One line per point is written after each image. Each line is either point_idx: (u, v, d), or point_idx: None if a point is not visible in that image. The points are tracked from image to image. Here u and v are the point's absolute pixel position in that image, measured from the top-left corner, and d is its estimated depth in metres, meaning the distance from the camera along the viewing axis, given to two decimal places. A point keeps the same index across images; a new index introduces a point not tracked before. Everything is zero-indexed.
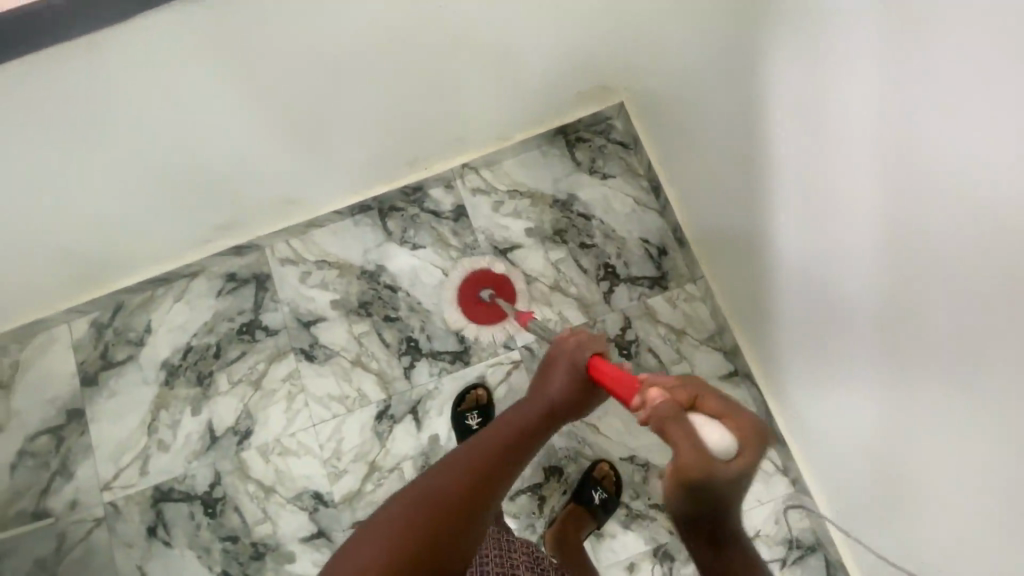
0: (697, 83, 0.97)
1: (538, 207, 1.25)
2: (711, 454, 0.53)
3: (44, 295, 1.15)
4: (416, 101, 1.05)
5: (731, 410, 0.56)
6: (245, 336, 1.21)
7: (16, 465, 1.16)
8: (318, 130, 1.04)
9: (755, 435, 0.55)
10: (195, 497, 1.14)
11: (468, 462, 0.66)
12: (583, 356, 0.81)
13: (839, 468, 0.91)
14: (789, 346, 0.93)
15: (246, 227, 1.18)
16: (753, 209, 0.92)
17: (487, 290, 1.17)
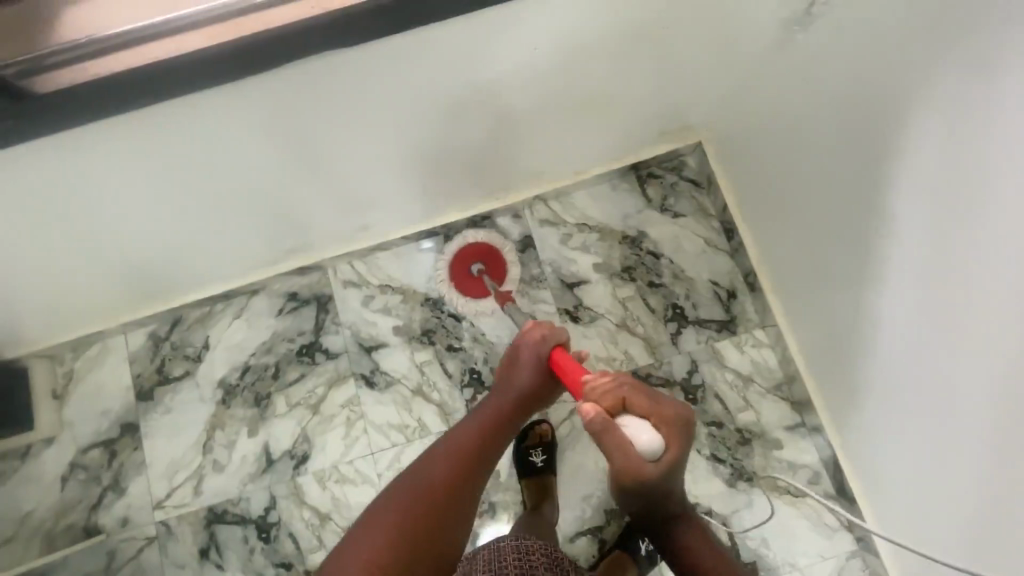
0: (795, 134, 0.96)
1: (606, 242, 1.23)
2: (645, 455, 0.67)
3: (107, 307, 1.13)
4: (502, 134, 1.04)
5: (656, 407, 0.70)
6: (305, 358, 1.19)
7: (67, 478, 1.14)
8: (402, 159, 1.02)
9: (673, 420, 0.70)
10: (250, 520, 1.12)
11: (438, 466, 0.77)
12: (546, 350, 0.83)
13: (920, 534, 0.91)
14: (876, 404, 0.93)
15: (314, 248, 1.16)
16: (851, 267, 0.91)
17: (478, 264, 1.20)
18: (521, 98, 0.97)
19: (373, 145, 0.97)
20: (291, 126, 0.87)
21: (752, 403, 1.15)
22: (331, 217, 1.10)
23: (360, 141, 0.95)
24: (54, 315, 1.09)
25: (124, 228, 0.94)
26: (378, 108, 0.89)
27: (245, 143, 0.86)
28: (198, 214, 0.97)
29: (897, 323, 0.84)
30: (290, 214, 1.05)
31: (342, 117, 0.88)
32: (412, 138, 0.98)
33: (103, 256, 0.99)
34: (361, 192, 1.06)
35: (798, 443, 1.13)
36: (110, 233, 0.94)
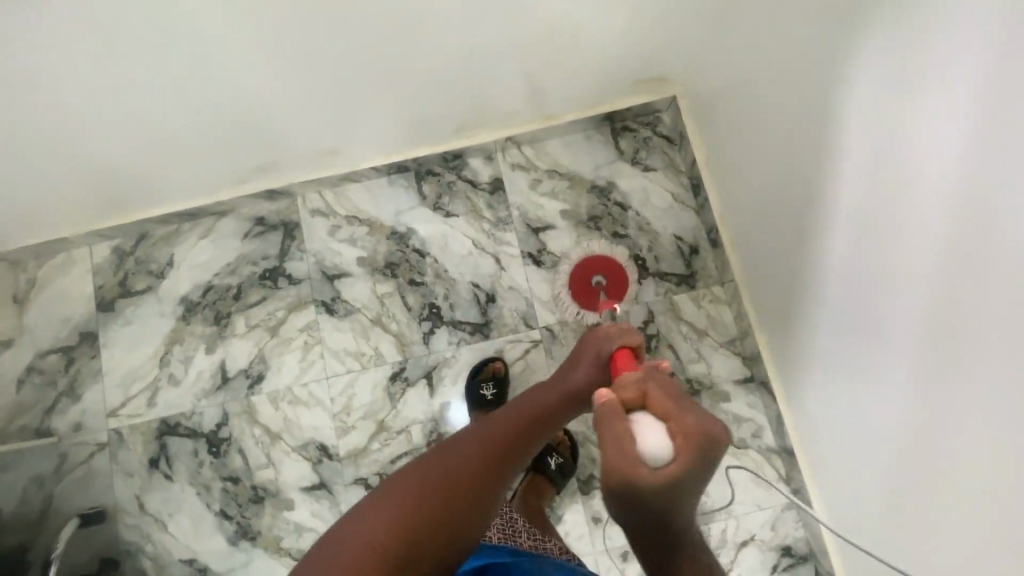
0: (759, 83, 0.96)
1: (576, 191, 1.24)
2: (643, 457, 0.53)
3: (72, 215, 1.14)
4: (473, 67, 1.04)
5: (680, 412, 0.56)
6: (267, 282, 1.19)
7: (23, 380, 1.15)
8: (371, 83, 1.02)
9: (696, 434, 0.54)
10: (200, 434, 1.13)
11: (468, 462, 0.62)
12: (609, 347, 0.75)
13: (848, 477, 0.92)
14: (821, 360, 0.94)
15: (283, 172, 1.17)
16: (799, 212, 0.92)
17: (598, 276, 1.18)
18: (494, 27, 0.97)
19: (342, 63, 0.97)
20: (258, 29, 0.86)
21: (704, 356, 1.17)
22: (300, 140, 1.11)
23: (327, 58, 0.95)
24: (17, 217, 1.09)
25: (86, 127, 0.95)
26: (347, 21, 0.89)
27: (210, 44, 0.86)
28: (164, 120, 0.98)
29: (840, 279, 0.84)
30: (256, 130, 1.06)
31: (307, 29, 0.89)
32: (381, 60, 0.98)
33: (67, 154, 0.99)
34: (331, 116, 1.07)
35: (746, 397, 1.15)
36: (76, 129, 0.95)
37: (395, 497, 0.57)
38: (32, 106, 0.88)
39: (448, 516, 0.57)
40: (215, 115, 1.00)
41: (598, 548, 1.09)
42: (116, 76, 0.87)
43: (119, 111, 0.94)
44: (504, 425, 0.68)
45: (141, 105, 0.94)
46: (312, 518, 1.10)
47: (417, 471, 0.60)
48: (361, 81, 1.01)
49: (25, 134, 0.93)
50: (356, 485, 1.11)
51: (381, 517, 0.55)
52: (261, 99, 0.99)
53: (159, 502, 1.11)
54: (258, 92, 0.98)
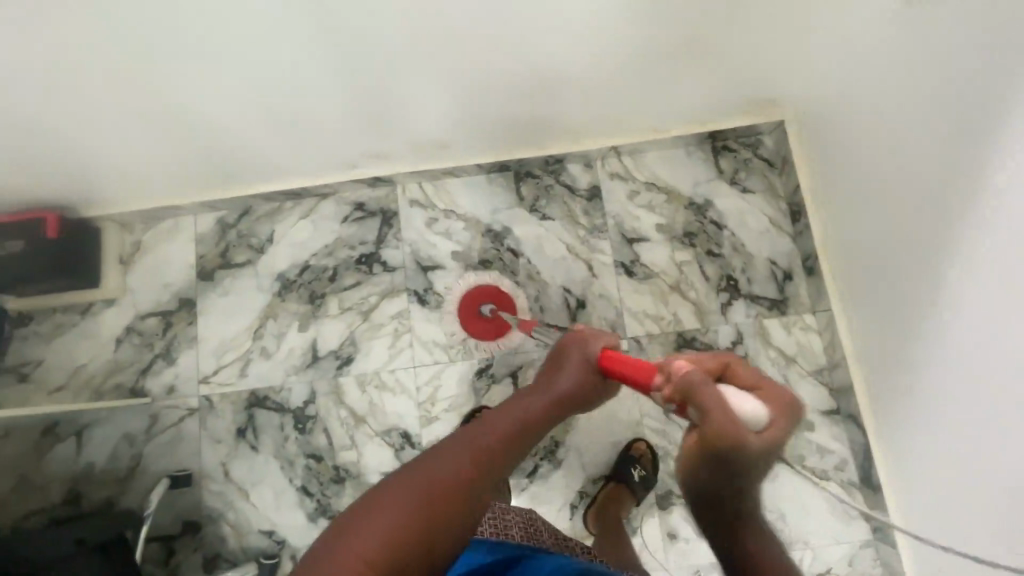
0: (875, 117, 0.94)
1: (672, 206, 1.24)
2: (745, 424, 0.59)
3: (185, 184, 1.17)
4: (594, 79, 1.05)
5: (765, 380, 0.63)
6: (363, 266, 1.21)
7: (121, 339, 1.19)
8: (495, 86, 1.03)
9: (783, 399, 0.62)
10: (288, 410, 1.15)
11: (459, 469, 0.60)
12: (593, 349, 0.75)
13: (941, 527, 0.91)
14: (925, 408, 0.92)
15: (390, 161, 1.19)
16: (911, 260, 0.90)
17: (486, 305, 1.16)
18: (630, 42, 0.96)
19: (475, 65, 0.98)
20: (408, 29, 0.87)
21: (791, 383, 1.16)
22: (414, 132, 1.12)
23: (464, 60, 0.96)
24: (136, 182, 1.13)
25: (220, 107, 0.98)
26: (493, 27, 0.90)
27: (360, 37, 0.88)
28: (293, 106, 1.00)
29: (956, 322, 0.81)
30: (376, 119, 1.07)
31: (446, 34, 0.90)
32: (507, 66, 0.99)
33: (196, 127, 1.01)
34: (448, 113, 1.08)
35: (830, 428, 1.14)
36: (211, 105, 0.97)
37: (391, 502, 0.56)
38: (179, 82, 0.90)
39: (451, 516, 0.57)
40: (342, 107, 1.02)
41: (672, 564, 1.09)
42: (264, 61, 0.89)
43: (254, 93, 0.96)
44: (480, 439, 0.64)
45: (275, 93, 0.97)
46: None
47: (412, 476, 0.59)
48: (484, 84, 1.02)
49: (163, 107, 0.95)
50: None
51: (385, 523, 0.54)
52: (390, 94, 1.01)
53: (244, 471, 1.13)
54: (388, 85, 0.99)
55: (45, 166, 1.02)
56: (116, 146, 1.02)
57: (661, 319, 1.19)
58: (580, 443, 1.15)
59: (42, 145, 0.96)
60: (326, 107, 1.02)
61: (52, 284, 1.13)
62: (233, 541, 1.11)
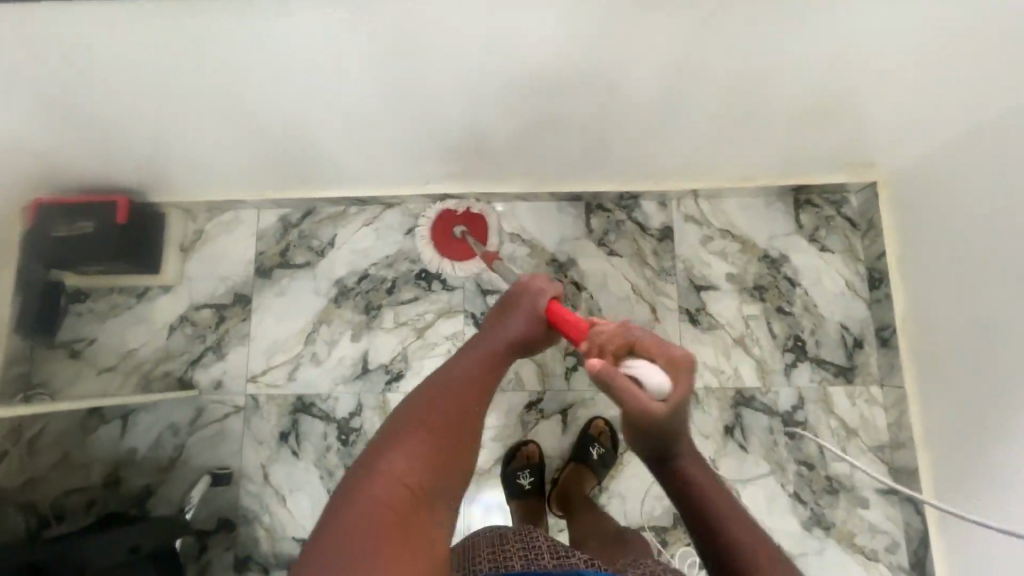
0: (989, 208, 0.90)
1: (746, 256, 1.20)
2: (652, 396, 0.59)
3: (254, 181, 1.15)
4: (686, 125, 1.00)
5: (655, 342, 0.63)
6: (422, 282, 1.19)
7: (174, 328, 1.18)
8: (582, 122, 1.00)
9: (679, 360, 0.60)
10: (332, 419, 1.14)
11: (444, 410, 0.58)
12: (540, 297, 0.73)
13: None
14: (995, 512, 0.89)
15: (462, 180, 1.16)
16: (1007, 359, 0.87)
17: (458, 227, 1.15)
18: (736, 94, 0.92)
19: (571, 99, 0.94)
20: (513, 58, 0.83)
21: (849, 456, 1.12)
22: (493, 155, 1.09)
23: (562, 92, 0.92)
24: (206, 173, 1.11)
25: (301, 114, 0.95)
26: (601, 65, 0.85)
27: (460, 62, 0.84)
28: (374, 119, 0.98)
29: None
30: (454, 141, 1.04)
31: (543, 69, 0.86)
32: (598, 105, 0.95)
33: (275, 130, 0.99)
34: (528, 142, 1.05)
35: (886, 508, 1.10)
36: (296, 108, 0.94)
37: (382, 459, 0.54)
38: (269, 84, 0.87)
39: (448, 455, 0.55)
40: (421, 125, 1.00)
41: None
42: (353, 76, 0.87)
43: (339, 105, 0.94)
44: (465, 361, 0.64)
45: (358, 106, 0.94)
46: None
47: (404, 418, 0.57)
48: (571, 120, 0.99)
49: (243, 110, 0.93)
50: (474, 503, 1.11)
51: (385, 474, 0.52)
52: (473, 119, 0.98)
53: (282, 476, 1.12)
54: (478, 109, 0.96)
55: (122, 150, 1.00)
56: (193, 138, 0.99)
57: (722, 372, 1.15)
58: (624, 490, 1.12)
59: (123, 130, 0.95)
60: (407, 124, 0.99)
61: (113, 266, 1.12)
62: (265, 545, 1.10)
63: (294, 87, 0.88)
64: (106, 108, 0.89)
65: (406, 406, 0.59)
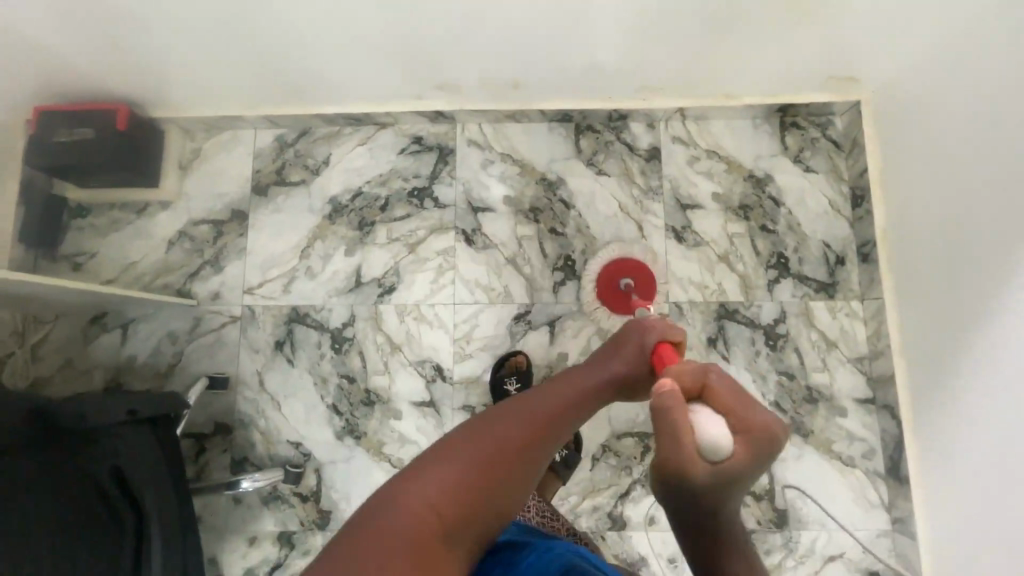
0: (963, 114, 0.92)
1: (731, 176, 1.22)
2: (703, 458, 0.42)
3: (249, 97, 1.17)
4: (671, 39, 1.02)
5: (741, 403, 0.45)
6: (414, 200, 1.22)
7: (173, 243, 1.21)
8: (568, 36, 1.01)
9: (757, 427, 0.44)
10: (326, 329, 1.17)
11: (516, 439, 0.43)
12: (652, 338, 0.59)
13: (964, 521, 0.93)
14: (964, 407, 0.93)
15: (453, 98, 1.18)
16: (978, 257, 0.90)
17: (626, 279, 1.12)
18: (717, 5, 0.94)
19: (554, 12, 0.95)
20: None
21: (829, 367, 1.15)
22: (484, 71, 1.11)
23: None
24: (201, 88, 1.13)
25: (292, 25, 0.98)
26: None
27: None
28: (363, 33, 1.00)
29: (1006, 324, 0.84)
30: (445, 54, 1.06)
31: None
32: (582, 19, 0.97)
33: (266, 43, 1.02)
34: (517, 60, 1.08)
35: (863, 416, 1.13)
36: (288, 16, 0.95)
37: (447, 456, 0.41)
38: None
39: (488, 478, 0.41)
40: (412, 39, 1.02)
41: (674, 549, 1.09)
42: None
43: (328, 16, 0.96)
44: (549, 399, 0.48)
45: (346, 17, 0.96)
46: (417, 431, 1.13)
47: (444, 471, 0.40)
48: (556, 34, 1.01)
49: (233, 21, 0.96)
50: (462, 411, 1.14)
51: (414, 497, 0.38)
52: (460, 32, 1.00)
53: (277, 382, 1.16)
54: (466, 19, 0.97)
55: (118, 58, 1.02)
56: (186, 48, 1.01)
57: (706, 288, 1.18)
58: None
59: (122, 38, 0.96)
60: (396, 37, 1.01)
61: (113, 177, 1.15)
62: (261, 447, 1.14)
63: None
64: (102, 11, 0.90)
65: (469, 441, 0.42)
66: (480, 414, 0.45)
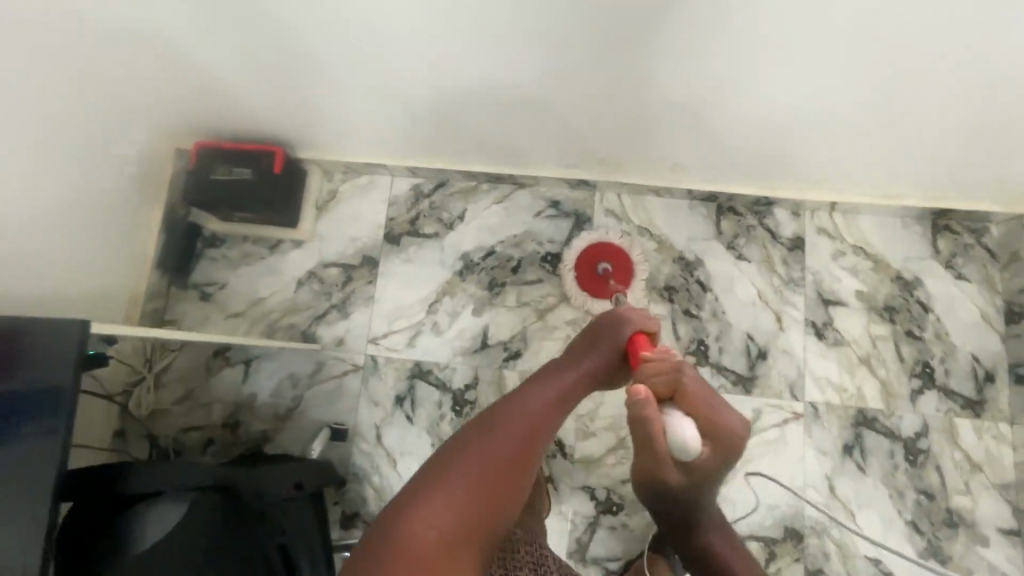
0: None
1: (878, 275, 1.17)
2: (676, 450, 0.67)
3: (395, 148, 1.17)
4: (844, 144, 1.00)
5: (705, 406, 0.68)
6: (547, 265, 1.20)
7: (302, 283, 1.21)
8: (740, 131, 0.99)
9: (717, 428, 0.69)
10: (448, 389, 1.15)
11: (512, 446, 0.61)
12: (626, 333, 0.75)
13: None
14: None
15: (600, 170, 1.17)
16: None
17: (604, 263, 1.15)
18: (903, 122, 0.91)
19: (734, 110, 0.94)
20: (718, 40, 0.79)
21: (972, 491, 1.09)
22: (641, 150, 1.09)
23: (732, 101, 0.92)
24: (354, 137, 1.13)
25: (467, 95, 0.98)
26: (806, 62, 0.81)
27: (639, 64, 0.85)
28: (533, 108, 1.00)
29: None
30: (608, 133, 1.05)
31: (714, 81, 0.87)
32: (760, 119, 0.95)
33: (432, 107, 1.02)
34: (679, 144, 1.06)
35: (1007, 549, 1.06)
36: (461, 73, 0.92)
37: (452, 478, 0.57)
38: (447, 49, 0.86)
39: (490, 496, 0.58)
40: (580, 117, 1.01)
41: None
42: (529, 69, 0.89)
43: (504, 92, 0.96)
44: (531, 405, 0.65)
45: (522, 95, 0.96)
46: None
47: (452, 482, 0.57)
48: (729, 127, 0.99)
49: (411, 86, 0.96)
50: (581, 491, 1.11)
51: (431, 514, 0.54)
52: (632, 116, 0.99)
53: (395, 438, 1.14)
54: (642, 105, 0.96)
55: (285, 103, 1.03)
56: (356, 105, 1.03)
57: (844, 390, 1.13)
58: (736, 496, 1.10)
59: (293, 78, 0.96)
60: (564, 114, 1.01)
61: (257, 216, 1.16)
62: (373, 505, 1.12)
63: (466, 72, 0.91)
64: (275, 45, 0.88)
65: (467, 452, 0.60)
66: (472, 439, 0.61)
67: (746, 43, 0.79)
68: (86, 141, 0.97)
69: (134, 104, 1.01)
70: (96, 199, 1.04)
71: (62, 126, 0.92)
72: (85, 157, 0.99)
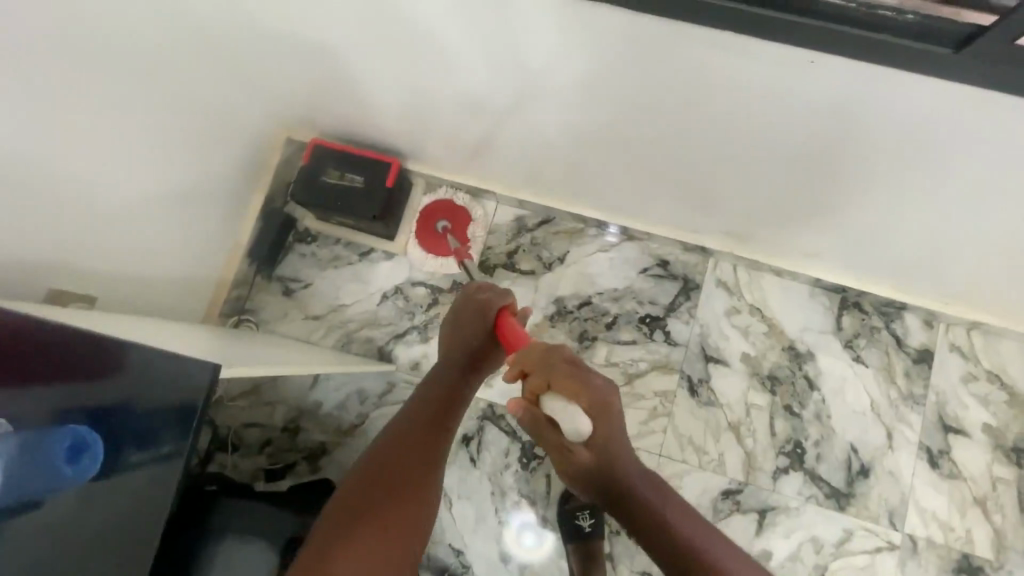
0: None
1: (1011, 409, 1.05)
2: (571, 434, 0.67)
3: (510, 179, 1.10)
4: (1019, 275, 0.88)
5: (578, 386, 0.65)
6: (644, 327, 1.12)
7: (387, 296, 1.17)
8: (902, 238, 0.89)
9: (595, 399, 0.66)
10: (518, 439, 1.10)
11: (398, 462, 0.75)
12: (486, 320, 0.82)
13: None
14: None
15: (722, 241, 1.08)
16: None
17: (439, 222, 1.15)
18: None
19: (905, 219, 0.84)
20: (924, 152, 0.69)
21: None
22: (776, 231, 1.00)
23: (902, 211, 0.83)
24: (470, 162, 1.08)
25: (609, 148, 0.91)
26: (1018, 189, 0.70)
27: (816, 156, 0.77)
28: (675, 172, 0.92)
29: None
30: (749, 210, 0.96)
31: (895, 188, 0.78)
32: (931, 232, 0.85)
33: (566, 150, 0.95)
34: (822, 236, 0.96)
35: None
36: (608, 122, 0.84)
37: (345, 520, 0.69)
38: (606, 103, 0.79)
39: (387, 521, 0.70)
40: (724, 190, 0.92)
41: None
42: (687, 136, 0.81)
43: (651, 151, 0.88)
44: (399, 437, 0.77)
45: (669, 159, 0.88)
46: None
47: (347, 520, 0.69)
48: (892, 232, 0.88)
49: (551, 128, 0.90)
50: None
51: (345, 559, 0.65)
52: (784, 200, 0.90)
53: (454, 479, 1.08)
54: (799, 193, 0.87)
55: (414, 120, 0.98)
56: (488, 135, 0.97)
57: (951, 530, 1.02)
58: None
59: (432, 100, 0.91)
60: (708, 184, 0.92)
61: (357, 223, 1.11)
62: None
63: (619, 124, 0.84)
64: (418, 61, 0.82)
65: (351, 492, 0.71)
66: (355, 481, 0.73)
67: (958, 158, 0.68)
68: (201, 123, 0.94)
69: (258, 94, 0.97)
70: (204, 185, 1.01)
71: (183, 108, 0.89)
72: (197, 142, 0.95)
